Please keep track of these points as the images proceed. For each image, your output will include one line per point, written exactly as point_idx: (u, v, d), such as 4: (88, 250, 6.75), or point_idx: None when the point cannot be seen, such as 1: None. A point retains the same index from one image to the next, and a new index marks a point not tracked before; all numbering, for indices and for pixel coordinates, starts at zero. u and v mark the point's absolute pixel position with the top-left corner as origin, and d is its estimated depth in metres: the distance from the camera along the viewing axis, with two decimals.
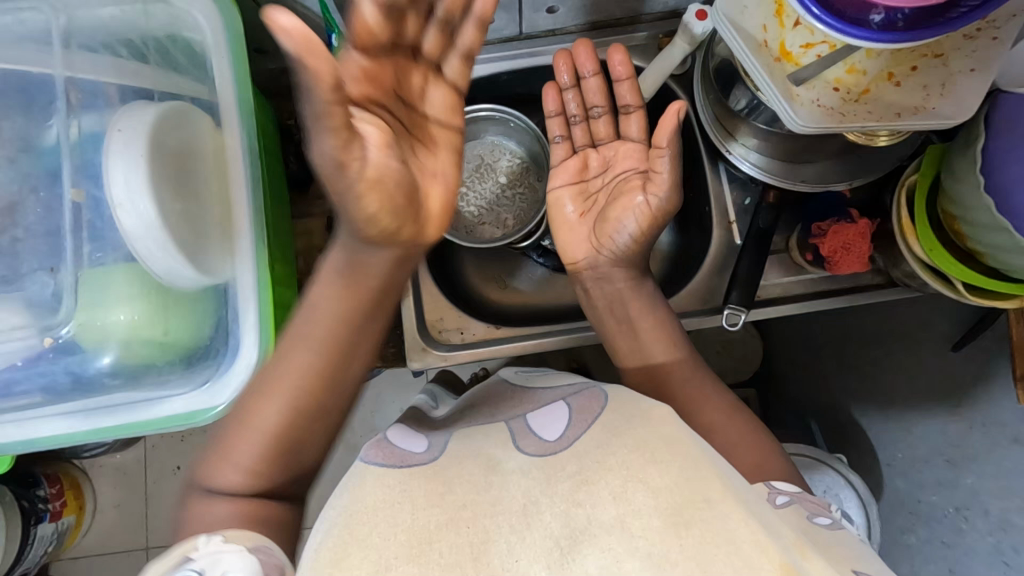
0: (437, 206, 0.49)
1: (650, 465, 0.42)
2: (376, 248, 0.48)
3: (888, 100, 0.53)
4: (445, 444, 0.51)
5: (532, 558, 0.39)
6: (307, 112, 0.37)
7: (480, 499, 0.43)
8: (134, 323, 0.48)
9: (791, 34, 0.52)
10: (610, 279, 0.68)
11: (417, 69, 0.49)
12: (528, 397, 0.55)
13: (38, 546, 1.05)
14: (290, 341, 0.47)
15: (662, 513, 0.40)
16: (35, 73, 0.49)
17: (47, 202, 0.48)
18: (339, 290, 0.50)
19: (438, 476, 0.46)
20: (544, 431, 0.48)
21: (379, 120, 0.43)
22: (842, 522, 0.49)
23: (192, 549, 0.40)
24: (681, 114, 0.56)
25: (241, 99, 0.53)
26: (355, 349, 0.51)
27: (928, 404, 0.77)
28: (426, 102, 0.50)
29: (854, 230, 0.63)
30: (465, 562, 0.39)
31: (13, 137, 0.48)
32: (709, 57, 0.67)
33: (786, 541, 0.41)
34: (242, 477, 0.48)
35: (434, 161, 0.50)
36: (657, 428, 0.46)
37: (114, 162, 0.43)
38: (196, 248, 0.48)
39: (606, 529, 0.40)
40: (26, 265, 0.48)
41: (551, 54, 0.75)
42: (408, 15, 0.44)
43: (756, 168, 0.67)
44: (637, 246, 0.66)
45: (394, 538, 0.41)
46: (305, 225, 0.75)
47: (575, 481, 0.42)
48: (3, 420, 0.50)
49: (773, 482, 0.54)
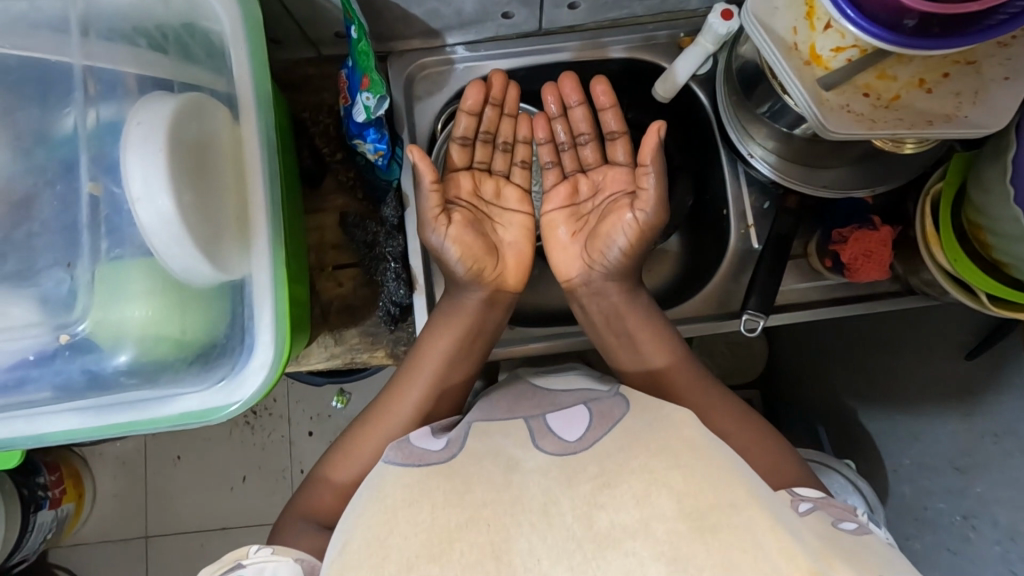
0: (513, 264, 0.70)
1: (673, 469, 0.42)
2: (471, 291, 0.65)
3: (919, 107, 0.52)
4: (463, 438, 0.49)
5: (554, 559, 0.38)
6: (420, 202, 0.65)
7: (500, 497, 0.42)
8: (152, 320, 0.47)
9: (821, 38, 0.51)
10: (606, 294, 0.67)
11: (492, 179, 0.73)
12: (546, 399, 0.54)
13: (38, 533, 1.05)
14: (401, 368, 0.61)
15: (684, 517, 0.39)
16: (53, 62, 0.47)
17: (63, 196, 0.47)
18: (441, 342, 0.64)
19: (458, 473, 0.44)
20: (566, 431, 0.47)
21: (463, 208, 0.69)
22: (868, 526, 0.49)
23: (244, 556, 0.49)
24: (660, 132, 0.62)
25: (260, 92, 0.52)
26: (447, 391, 0.64)
27: (939, 410, 0.76)
28: (502, 198, 0.73)
29: (876, 238, 0.62)
30: (486, 561, 0.39)
31: (29, 127, 0.47)
32: (731, 58, 0.65)
33: (811, 551, 0.40)
34: (335, 497, 0.60)
35: (506, 233, 0.72)
36: (678, 432, 0.45)
37: (134, 157, 0.42)
38: (213, 245, 0.47)
39: (629, 533, 0.39)
40: (41, 260, 0.47)
41: (569, 51, 0.74)
42: (480, 146, 0.72)
43: (772, 170, 0.66)
44: (627, 261, 0.67)
45: (415, 537, 0.40)
46: (317, 220, 0.73)
47: (597, 484, 0.41)
48: (14, 416, 0.49)
49: (796, 489, 0.54)
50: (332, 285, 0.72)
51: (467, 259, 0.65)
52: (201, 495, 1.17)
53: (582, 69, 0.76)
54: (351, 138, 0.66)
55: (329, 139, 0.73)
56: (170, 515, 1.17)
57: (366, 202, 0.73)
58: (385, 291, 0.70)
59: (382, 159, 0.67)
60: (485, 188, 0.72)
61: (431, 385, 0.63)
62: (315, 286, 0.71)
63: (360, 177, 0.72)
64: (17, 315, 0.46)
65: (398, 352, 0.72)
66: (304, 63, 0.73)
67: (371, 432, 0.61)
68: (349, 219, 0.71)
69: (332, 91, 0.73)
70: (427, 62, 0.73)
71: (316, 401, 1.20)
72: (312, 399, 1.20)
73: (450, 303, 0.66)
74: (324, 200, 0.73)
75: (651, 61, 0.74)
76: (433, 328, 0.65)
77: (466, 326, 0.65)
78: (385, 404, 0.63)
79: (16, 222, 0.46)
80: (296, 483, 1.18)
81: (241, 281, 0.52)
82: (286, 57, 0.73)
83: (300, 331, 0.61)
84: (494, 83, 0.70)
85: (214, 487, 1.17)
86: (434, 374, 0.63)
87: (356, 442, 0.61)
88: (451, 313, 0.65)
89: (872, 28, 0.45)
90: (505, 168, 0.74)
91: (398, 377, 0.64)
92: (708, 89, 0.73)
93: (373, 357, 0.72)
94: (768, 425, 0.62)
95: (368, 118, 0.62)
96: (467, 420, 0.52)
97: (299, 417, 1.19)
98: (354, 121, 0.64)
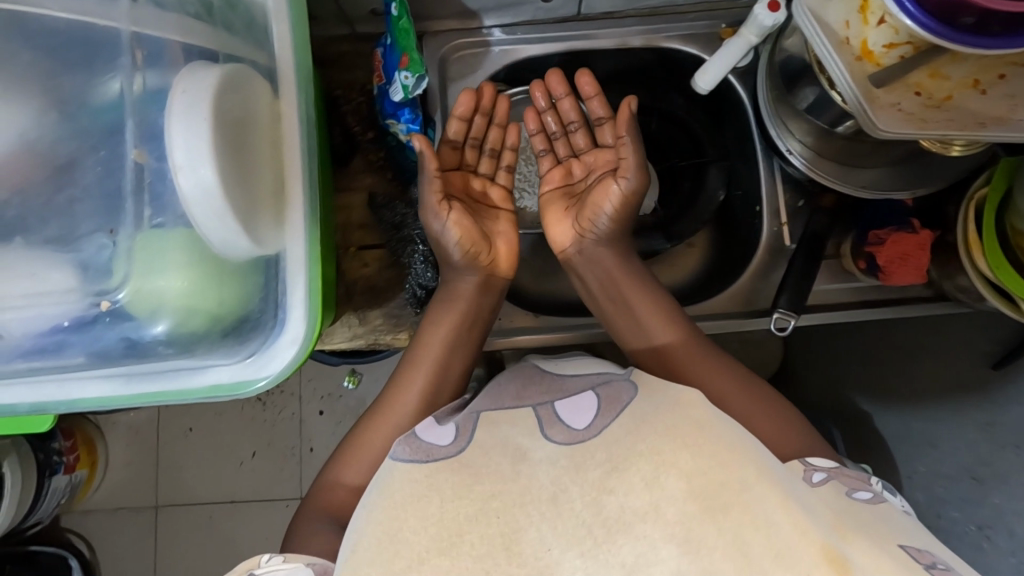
0: (505, 249, 0.69)
1: (683, 450, 0.41)
2: (467, 274, 0.65)
3: (971, 108, 0.50)
4: (472, 427, 0.46)
5: (564, 546, 0.38)
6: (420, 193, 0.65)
7: (512, 488, 0.40)
8: (189, 291, 0.47)
9: (874, 32, 0.50)
10: (599, 258, 0.67)
11: (477, 180, 0.72)
12: (556, 385, 0.51)
13: (52, 498, 1.07)
14: (400, 358, 0.61)
15: (694, 498, 0.39)
16: (101, 27, 0.46)
17: (107, 161, 0.47)
18: (442, 331, 0.64)
19: (467, 467, 0.42)
20: (574, 419, 0.45)
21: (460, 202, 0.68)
22: (883, 495, 0.49)
23: (256, 566, 0.49)
24: (631, 103, 0.66)
25: (300, 66, 0.52)
26: (449, 374, 0.63)
27: (959, 419, 0.75)
28: (488, 198, 0.72)
29: (914, 241, 0.61)
30: (498, 552, 0.38)
31: (69, 91, 0.46)
32: (776, 51, 0.64)
33: (825, 524, 0.40)
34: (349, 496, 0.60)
35: (498, 224, 0.71)
36: (685, 413, 0.43)
37: (176, 124, 0.42)
38: (250, 216, 0.46)
39: (639, 516, 0.38)
40: (83, 226, 0.46)
41: (604, 39, 0.73)
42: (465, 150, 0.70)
43: (805, 164, 0.65)
44: (619, 225, 0.66)
45: (425, 531, 0.40)
46: (345, 199, 0.72)
47: (607, 469, 0.40)
48: (49, 378, 0.50)
49: (809, 458, 0.53)
50: (356, 266, 0.72)
51: (466, 241, 0.65)
52: (211, 468, 1.18)
53: (617, 55, 0.74)
54: (384, 117, 0.66)
55: (362, 117, 0.73)
56: (180, 486, 1.18)
57: (395, 183, 0.73)
58: (411, 274, 0.70)
59: (413, 140, 0.66)
60: (473, 188, 0.71)
61: (434, 372, 0.63)
62: (341, 266, 0.71)
63: (390, 158, 0.73)
64: (57, 280, 0.46)
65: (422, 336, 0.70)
66: (338, 40, 0.72)
67: (376, 429, 0.61)
68: (378, 200, 0.71)
69: (365, 69, 0.73)
70: (460, 44, 0.72)
71: (327, 380, 1.20)
72: (323, 378, 1.20)
73: (448, 291, 0.65)
74: (353, 179, 0.73)
75: (688, 51, 0.73)
76: (430, 317, 0.65)
77: (463, 310, 0.65)
78: (390, 397, 0.63)
79: (59, 187, 0.46)
80: (305, 460, 1.19)
81: (276, 256, 0.52)
82: (319, 33, 0.71)
83: (326, 309, 0.62)
84: (484, 95, 0.67)
85: (225, 461, 1.19)
86: (437, 362, 0.63)
87: (362, 441, 0.61)
88: (450, 302, 0.64)
89: (933, 26, 0.44)
90: (489, 171, 0.72)
91: (401, 369, 0.64)
92: (748, 82, 0.72)
93: (395, 340, 0.70)
94: (781, 397, 0.61)
95: (405, 98, 0.61)
96: (474, 409, 0.49)
97: (310, 396, 1.20)
98: (390, 100, 0.63)
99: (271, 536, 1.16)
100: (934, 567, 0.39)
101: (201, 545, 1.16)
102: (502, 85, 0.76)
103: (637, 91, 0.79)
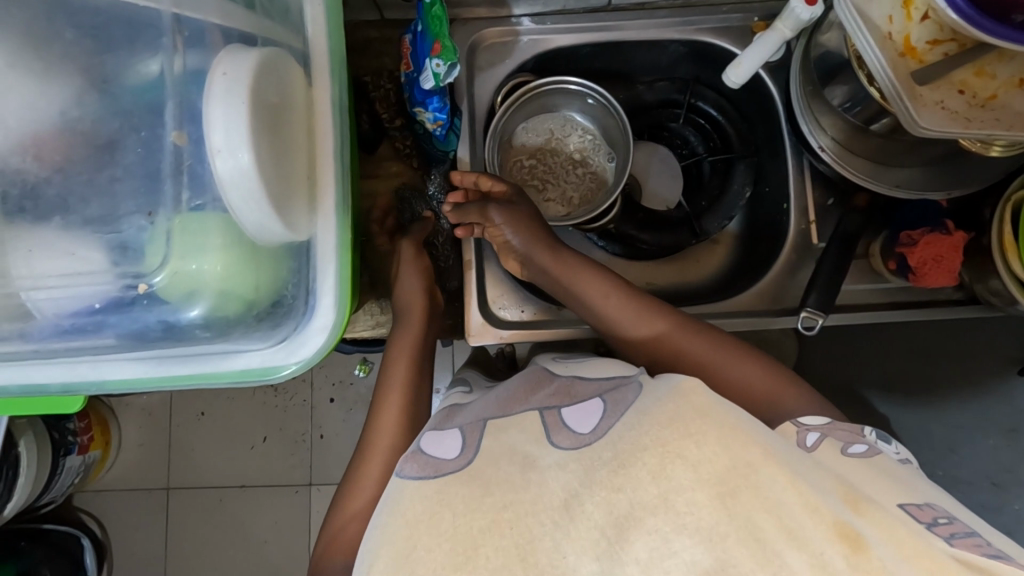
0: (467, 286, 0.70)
1: (686, 439, 0.38)
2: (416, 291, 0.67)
3: (1016, 108, 0.49)
4: (479, 437, 0.47)
5: (581, 549, 0.36)
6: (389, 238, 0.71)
7: (523, 498, 0.39)
8: (226, 275, 0.47)
9: (918, 28, 0.49)
10: (532, 258, 0.65)
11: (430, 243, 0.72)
12: (566, 390, 0.51)
13: (65, 477, 1.08)
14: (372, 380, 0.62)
15: (703, 485, 0.36)
16: (141, 8, 0.46)
17: (147, 142, 0.46)
18: (403, 348, 0.65)
19: (477, 478, 0.42)
20: (579, 424, 0.45)
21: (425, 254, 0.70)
22: (877, 446, 0.47)
23: None
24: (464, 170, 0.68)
25: (335, 55, 0.52)
26: (421, 394, 0.65)
27: (981, 423, 0.74)
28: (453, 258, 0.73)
29: (947, 243, 0.60)
30: (513, 564, 0.37)
31: (106, 69, 0.46)
32: (811, 45, 0.62)
33: (832, 496, 0.38)
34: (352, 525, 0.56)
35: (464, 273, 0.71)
36: (687, 400, 0.41)
37: (216, 107, 0.41)
38: (284, 202, 0.46)
39: (649, 510, 0.36)
40: (123, 207, 0.46)
41: (635, 30, 0.72)
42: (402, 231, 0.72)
43: (836, 160, 0.64)
44: (524, 237, 0.65)
45: (439, 547, 0.39)
46: (372, 188, 0.73)
47: (613, 466, 0.39)
48: (79, 358, 0.50)
49: (799, 419, 0.51)
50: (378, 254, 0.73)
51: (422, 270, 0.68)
52: (224, 452, 1.19)
53: (647, 46, 0.73)
54: (412, 105, 0.65)
55: (389, 105, 0.72)
56: (192, 470, 1.19)
57: (421, 172, 0.74)
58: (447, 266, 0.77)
59: (440, 130, 0.66)
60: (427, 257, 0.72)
61: (407, 386, 0.64)
62: (366, 255, 0.72)
63: (416, 145, 0.72)
64: (94, 260, 0.46)
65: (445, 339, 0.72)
66: (366, 26, 0.72)
67: (367, 459, 0.59)
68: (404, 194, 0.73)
69: (393, 56, 0.72)
70: (491, 33, 0.71)
71: (339, 367, 1.20)
72: (335, 365, 1.20)
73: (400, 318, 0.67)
74: (379, 166, 0.74)
75: (719, 45, 0.72)
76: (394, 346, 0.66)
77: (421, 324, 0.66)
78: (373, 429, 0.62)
79: (100, 166, 0.46)
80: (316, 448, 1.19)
81: (306, 243, 0.52)
82: (347, 18, 0.71)
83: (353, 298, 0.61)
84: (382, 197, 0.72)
85: (238, 446, 1.19)
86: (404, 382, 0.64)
87: (357, 481, 0.58)
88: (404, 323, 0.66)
89: (990, 25, 0.43)
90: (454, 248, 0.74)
91: (376, 399, 0.64)
92: (778, 77, 0.71)
93: None
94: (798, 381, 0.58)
95: (436, 86, 0.60)
96: (481, 417, 0.51)
97: (322, 383, 1.20)
98: (420, 87, 0.62)
99: (291, 522, 1.17)
100: (936, 523, 0.39)
101: (214, 529, 1.18)
102: (531, 75, 0.74)
103: (667, 83, 0.77)
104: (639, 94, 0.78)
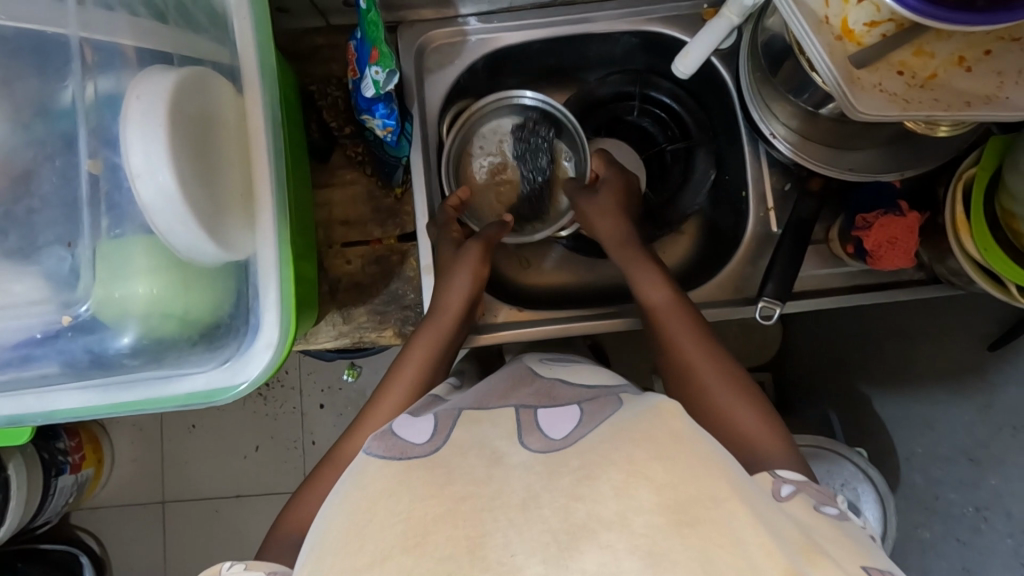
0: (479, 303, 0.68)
1: (654, 461, 0.36)
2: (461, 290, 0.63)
3: (956, 87, 0.49)
4: (452, 425, 0.43)
5: (530, 550, 0.33)
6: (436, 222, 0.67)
7: (484, 492, 0.36)
8: (153, 296, 0.47)
9: (855, 10, 0.47)
10: (603, 232, 0.68)
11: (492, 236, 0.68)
12: (546, 391, 0.48)
13: (58, 497, 1.08)
14: (395, 362, 0.62)
15: (663, 510, 0.34)
16: (50, 34, 0.45)
17: (63, 171, 0.46)
18: (425, 341, 0.63)
19: (440, 466, 0.39)
20: (553, 427, 0.41)
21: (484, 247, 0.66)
22: (850, 515, 0.44)
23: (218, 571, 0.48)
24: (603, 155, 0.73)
25: (264, 64, 0.51)
26: (429, 382, 0.62)
27: (940, 394, 0.74)
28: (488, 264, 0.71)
29: (902, 224, 0.60)
30: (461, 555, 0.33)
31: (26, 97, 0.46)
32: (758, 30, 0.61)
33: (789, 543, 0.35)
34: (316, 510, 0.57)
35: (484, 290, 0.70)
36: (667, 425, 0.39)
37: (132, 131, 0.40)
38: (216, 220, 0.46)
39: (606, 524, 0.34)
40: (42, 237, 0.46)
41: (583, 23, 0.71)
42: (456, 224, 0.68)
43: (790, 147, 0.64)
44: (611, 223, 0.67)
45: (393, 527, 0.35)
46: (326, 196, 0.72)
47: (578, 476, 0.36)
48: (26, 391, 0.50)
49: (778, 470, 0.49)
50: (341, 261, 0.71)
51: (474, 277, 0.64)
52: (211, 462, 1.19)
53: (599, 38, 0.73)
54: (359, 113, 0.64)
55: (338, 112, 0.70)
56: (184, 482, 1.19)
57: (376, 178, 0.72)
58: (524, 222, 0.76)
59: (392, 136, 0.64)
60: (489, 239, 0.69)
61: (412, 381, 0.61)
62: (324, 264, 0.71)
63: (368, 151, 0.71)
64: (20, 292, 0.46)
65: (406, 332, 0.70)
66: (313, 33, 0.71)
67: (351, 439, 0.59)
68: (381, 186, 0.72)
69: (339, 62, 0.71)
70: (438, 34, 0.70)
71: (328, 373, 1.20)
72: (324, 371, 1.20)
73: (439, 302, 0.63)
74: (334, 174, 0.72)
75: (670, 35, 0.71)
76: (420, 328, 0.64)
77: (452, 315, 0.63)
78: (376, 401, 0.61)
79: (16, 197, 0.46)
80: (307, 454, 1.19)
81: (248, 260, 0.52)
82: (292, 26, 0.70)
83: (307, 310, 0.61)
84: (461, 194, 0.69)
85: (229, 455, 1.19)
86: (419, 365, 0.62)
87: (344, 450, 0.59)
88: (442, 308, 0.63)
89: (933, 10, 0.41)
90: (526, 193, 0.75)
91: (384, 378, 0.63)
92: (731, 64, 0.70)
93: (381, 337, 0.70)
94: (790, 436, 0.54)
95: (377, 93, 0.59)
96: (457, 407, 0.47)
97: (311, 389, 1.20)
98: (362, 95, 0.61)
99: None
100: None
101: (207, 539, 1.18)
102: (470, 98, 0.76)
103: (619, 75, 0.76)
104: (592, 89, 0.78)
